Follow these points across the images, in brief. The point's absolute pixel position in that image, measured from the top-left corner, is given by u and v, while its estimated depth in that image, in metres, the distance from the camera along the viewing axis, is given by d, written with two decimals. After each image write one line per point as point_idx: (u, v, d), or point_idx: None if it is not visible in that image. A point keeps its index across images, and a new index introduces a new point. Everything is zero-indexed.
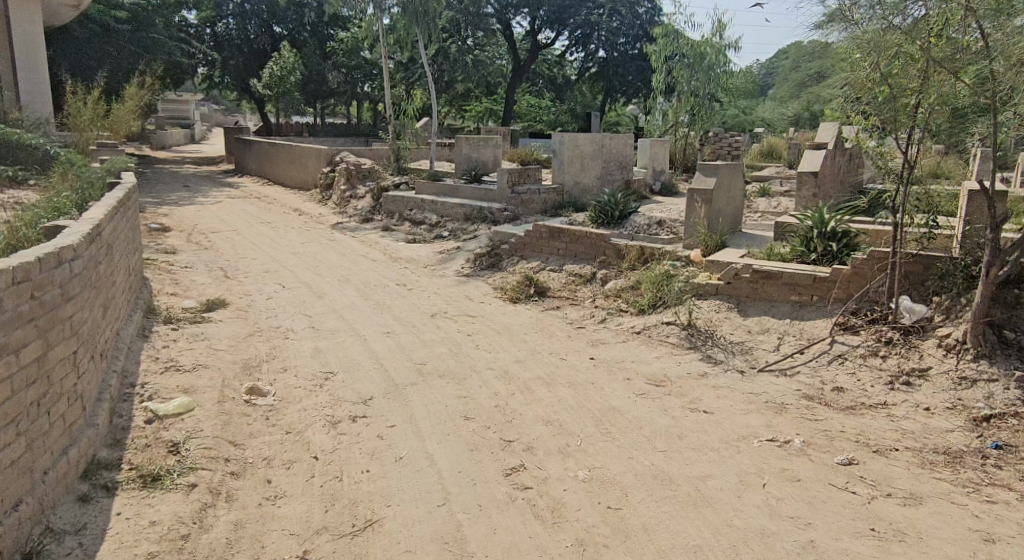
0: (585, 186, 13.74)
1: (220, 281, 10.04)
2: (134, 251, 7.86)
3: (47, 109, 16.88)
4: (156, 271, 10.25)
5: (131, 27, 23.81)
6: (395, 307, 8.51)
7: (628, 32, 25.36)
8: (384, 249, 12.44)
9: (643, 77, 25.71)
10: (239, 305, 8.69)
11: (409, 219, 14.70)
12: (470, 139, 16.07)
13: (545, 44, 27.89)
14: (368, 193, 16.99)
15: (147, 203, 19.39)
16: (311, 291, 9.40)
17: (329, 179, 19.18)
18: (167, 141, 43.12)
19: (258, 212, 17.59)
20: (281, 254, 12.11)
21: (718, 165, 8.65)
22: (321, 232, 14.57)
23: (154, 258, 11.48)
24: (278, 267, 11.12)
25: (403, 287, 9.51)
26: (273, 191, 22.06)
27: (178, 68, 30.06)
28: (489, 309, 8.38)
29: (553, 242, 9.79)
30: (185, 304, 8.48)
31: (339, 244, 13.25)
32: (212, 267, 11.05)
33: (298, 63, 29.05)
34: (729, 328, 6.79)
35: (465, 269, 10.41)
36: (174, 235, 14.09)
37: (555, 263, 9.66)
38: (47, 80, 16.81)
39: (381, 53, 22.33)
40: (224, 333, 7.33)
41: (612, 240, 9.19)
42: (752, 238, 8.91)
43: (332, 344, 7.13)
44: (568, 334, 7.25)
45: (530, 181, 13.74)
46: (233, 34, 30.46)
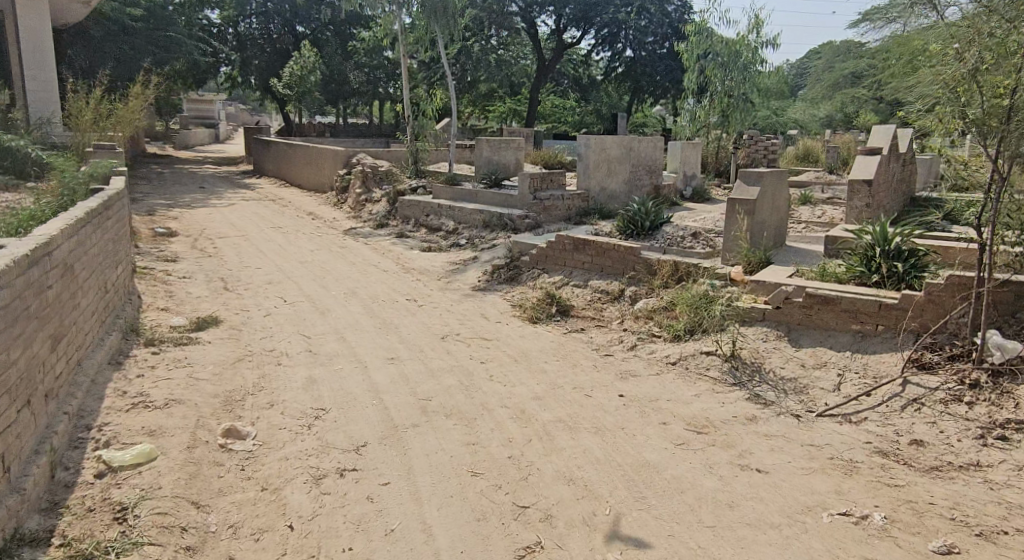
0: (611, 192, 12.88)
1: (217, 294, 9.35)
2: (116, 264, 7.18)
3: (52, 108, 16.32)
4: (151, 283, 9.60)
5: (148, 26, 23.37)
6: (401, 327, 7.72)
7: (656, 31, 24.42)
8: (396, 259, 11.71)
9: (672, 77, 24.76)
10: (233, 323, 7.97)
11: (425, 225, 13.96)
12: (490, 141, 15.32)
13: (571, 43, 27.04)
14: (383, 196, 16.28)
15: (158, 205, 18.90)
16: (314, 307, 8.66)
17: (346, 182, 18.50)
18: (189, 141, 42.92)
19: (270, 216, 16.96)
20: (287, 263, 11.41)
21: (762, 172, 7.78)
22: (333, 238, 13.89)
23: (153, 266, 10.86)
24: (282, 277, 10.41)
25: (412, 303, 8.73)
26: (289, 193, 21.49)
27: (198, 67, 29.67)
28: (506, 330, 7.56)
29: (577, 255, 8.95)
30: (174, 321, 7.78)
31: (349, 252, 12.55)
32: (212, 277, 10.38)
33: (318, 63, 28.51)
34: (779, 361, 5.89)
35: (481, 282, 9.60)
36: (179, 241, 13.49)
37: (579, 278, 8.83)
38: (55, 79, 16.31)
39: (401, 52, 21.62)
40: (209, 359, 6.60)
41: (642, 254, 8.34)
42: (799, 253, 8.00)
43: (327, 372, 6.36)
44: (594, 364, 6.41)
45: (554, 186, 12.90)
46: (256, 33, 30.21)
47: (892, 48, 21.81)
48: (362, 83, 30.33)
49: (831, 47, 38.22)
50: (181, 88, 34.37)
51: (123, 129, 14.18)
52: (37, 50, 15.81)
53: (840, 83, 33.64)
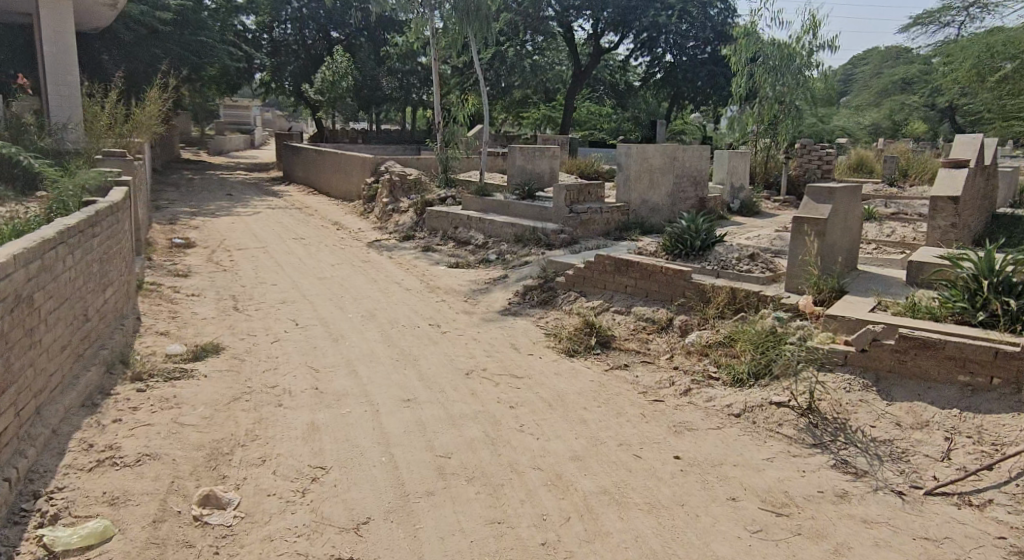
0: (653, 205, 11.95)
1: (225, 314, 8.61)
2: (104, 288, 6.44)
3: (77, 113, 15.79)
4: (156, 301, 8.92)
5: (177, 30, 23.02)
6: (421, 361, 6.86)
7: (699, 34, 23.40)
8: (421, 276, 10.88)
9: (714, 83, 23.69)
10: (236, 351, 7.19)
11: (453, 238, 13.14)
12: (524, 149, 14.57)
13: (608, 48, 26.11)
14: (410, 206, 15.48)
15: (182, 214, 18.40)
16: (327, 333, 7.85)
17: (373, 191, 17.76)
18: (225, 147, 42.83)
19: (293, 226, 16.28)
20: (304, 280, 10.65)
21: (834, 188, 6.72)
22: (357, 251, 13.15)
23: (163, 282, 10.19)
24: (296, 296, 9.63)
25: (435, 330, 7.86)
26: (316, 201, 20.87)
27: (231, 73, 29.37)
28: (538, 366, 6.64)
29: (620, 277, 8.02)
30: (170, 349, 7.04)
31: (372, 266, 11.78)
32: (223, 295, 9.67)
33: (351, 68, 27.99)
34: (869, 416, 4.88)
35: (511, 305, 8.71)
36: (197, 253, 12.86)
37: (620, 304, 7.88)
38: (78, 82, 15.75)
39: (433, 56, 20.89)
40: (201, 396, 5.82)
41: (694, 278, 7.37)
42: (877, 279, 6.94)
43: (333, 417, 5.52)
44: (641, 413, 5.47)
45: (592, 199, 11.87)
46: (290, 38, 29.93)
47: (953, 52, 20.47)
48: (395, 88, 29.21)
49: (879, 52, 36.71)
50: (213, 93, 34.15)
51: (140, 134, 13.63)
52: (60, 56, 15.33)
53: (890, 89, 32.12)
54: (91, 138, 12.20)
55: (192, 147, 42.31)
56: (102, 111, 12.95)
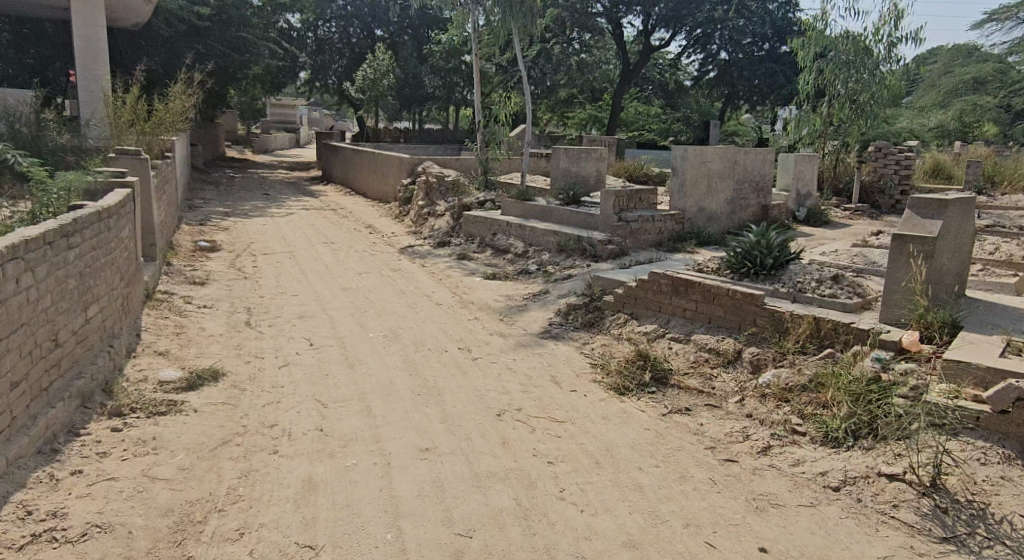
0: (710, 212, 10.81)
1: (234, 332, 7.77)
2: (85, 307, 5.62)
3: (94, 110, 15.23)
4: (163, 314, 8.16)
5: (218, 26, 22.57)
6: (445, 396, 5.91)
7: (757, 30, 21.89)
8: (453, 288, 9.95)
9: (773, 82, 22.18)
10: (237, 377, 6.33)
11: (491, 246, 12.18)
12: (569, 150, 13.68)
13: (659, 46, 24.91)
14: (447, 210, 14.57)
15: (214, 214, 17.82)
16: (342, 357, 6.94)
17: (410, 193, 16.89)
18: (270, 145, 42.48)
19: (325, 229, 15.52)
20: (327, 290, 9.81)
21: (946, 200, 5.54)
22: (388, 257, 12.30)
23: (176, 290, 9.45)
24: (316, 310, 8.79)
25: (465, 357, 6.90)
26: (352, 202, 20.16)
27: (273, 71, 28.94)
28: (581, 407, 5.62)
29: (678, 299, 6.94)
30: (164, 376, 6.22)
31: (403, 275, 10.89)
32: (237, 308, 8.88)
33: (393, 65, 27.31)
34: (1018, 502, 3.75)
35: (552, 327, 7.69)
36: (220, 258, 12.17)
37: (678, 331, 6.79)
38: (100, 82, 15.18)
39: (475, 53, 19.90)
40: (185, 439, 4.97)
41: (767, 304, 6.23)
42: (995, 312, 5.70)
43: (334, 470, 4.59)
44: (712, 476, 4.41)
45: (643, 206, 10.78)
46: (334, 36, 29.33)
47: None
48: (438, 87, 28.47)
49: (948, 50, 34.68)
50: (256, 92, 33.87)
51: (166, 132, 12.98)
52: (91, 51, 14.83)
53: (960, 90, 30.16)
54: (113, 137, 11.58)
55: (237, 145, 42.26)
56: (126, 107, 12.33)
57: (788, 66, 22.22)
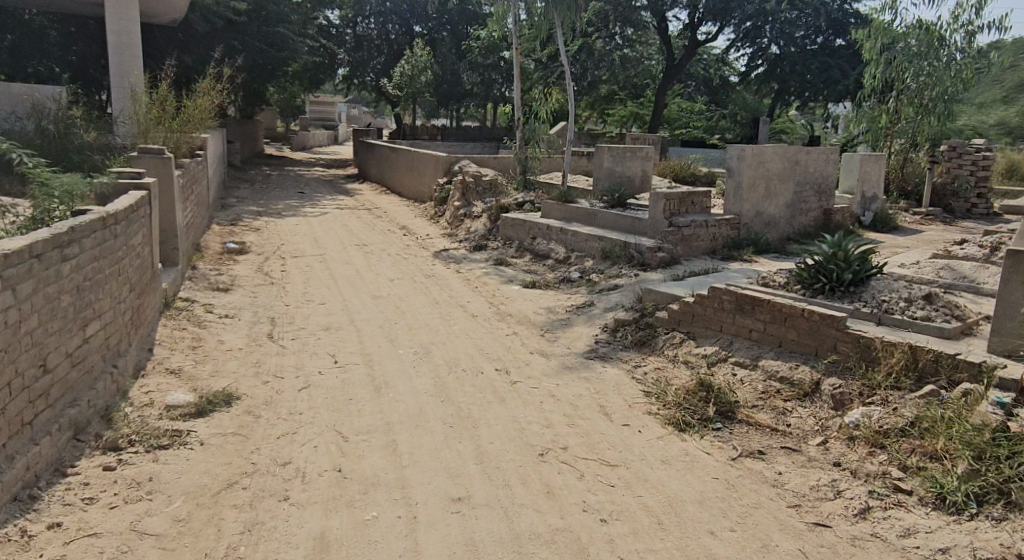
0: (769, 217, 9.92)
1: (254, 347, 7.22)
2: (83, 325, 5.07)
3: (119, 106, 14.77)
4: (180, 325, 7.64)
5: (255, 22, 22.27)
6: (480, 429, 5.24)
7: (810, 22, 20.76)
8: (490, 298, 9.28)
9: (828, 78, 20.82)
10: (251, 401, 5.75)
11: (530, 250, 11.49)
12: (613, 149, 13.05)
13: (705, 41, 23.93)
14: (484, 212, 13.90)
15: (246, 213, 17.43)
16: (367, 379, 6.31)
17: (445, 193, 16.24)
18: (309, 142, 42.16)
19: (358, 230, 14.97)
20: (356, 298, 9.22)
21: None
22: (422, 262, 11.69)
23: (198, 297, 8.96)
24: (342, 321, 8.19)
25: (502, 381, 6.22)
26: (388, 201, 19.61)
27: (311, 68, 28.59)
28: (637, 447, 4.88)
29: (742, 318, 6.14)
30: (171, 399, 5.66)
31: (437, 282, 10.25)
32: (261, 317, 8.34)
33: (431, 61, 26.76)
34: None
35: (599, 348, 6.97)
36: (248, 261, 11.67)
37: (742, 355, 6.00)
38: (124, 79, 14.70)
39: (516, 49, 19.01)
40: (185, 480, 4.38)
41: (850, 328, 5.39)
42: None
43: (351, 526, 3.95)
44: (800, 546, 3.68)
45: (695, 210, 9.93)
46: (373, 32, 28.98)
47: None
48: (476, 83, 27.54)
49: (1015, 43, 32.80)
50: (294, 89, 33.65)
51: (194, 130, 12.55)
52: (122, 47, 14.43)
53: None
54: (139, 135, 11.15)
55: (276, 143, 42.21)
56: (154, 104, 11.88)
57: (843, 60, 20.84)
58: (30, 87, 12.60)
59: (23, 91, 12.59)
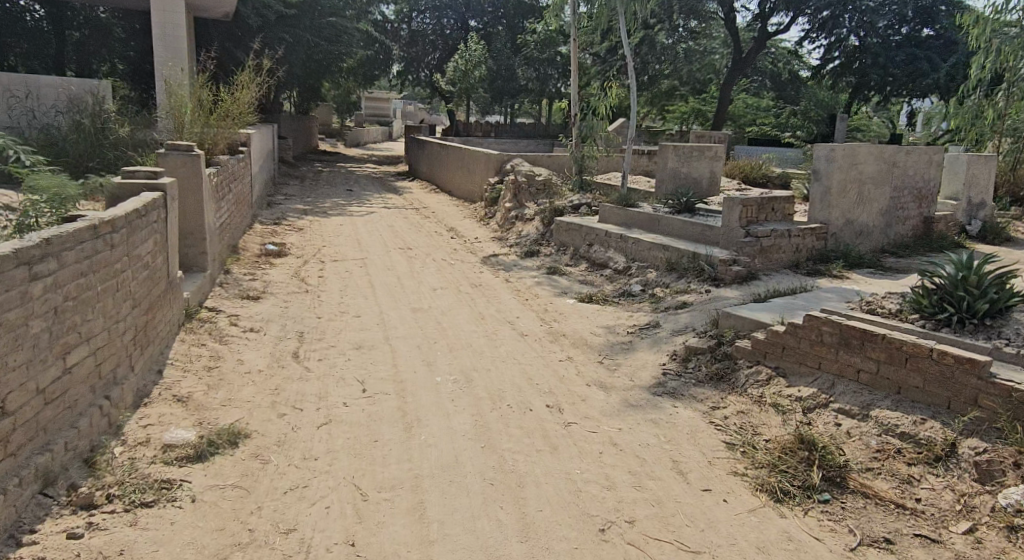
0: (861, 227, 8.77)
1: (276, 369, 6.44)
2: (64, 354, 4.32)
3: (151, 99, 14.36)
4: (198, 341, 6.93)
5: (309, 16, 21.78)
6: (527, 489, 4.29)
7: (894, 10, 19.32)
8: (542, 314, 8.38)
9: (914, 71, 19.26)
10: (262, 440, 4.95)
11: (587, 259, 10.56)
12: (679, 148, 12.00)
13: (775, 32, 22.55)
14: (537, 214, 12.98)
15: (291, 212, 16.87)
16: (396, 414, 5.44)
17: (496, 193, 15.33)
18: (362, 138, 41.73)
19: (404, 231, 14.22)
20: (394, 311, 8.41)
21: None
22: (470, 268, 10.87)
23: (225, 306, 8.28)
24: (377, 339, 7.37)
25: (554, 422, 5.27)
26: (437, 201, 18.85)
27: (365, 63, 28.06)
28: (721, 524, 3.91)
29: (848, 355, 5.05)
30: (170, 436, 4.88)
31: (484, 292, 9.39)
32: (289, 332, 7.60)
33: (486, 56, 25.90)
34: None
35: (669, 383, 5.98)
36: (285, 264, 11.02)
37: (848, 400, 4.93)
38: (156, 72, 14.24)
39: (575, 42, 18.01)
40: (163, 554, 3.61)
41: (995, 377, 4.28)
42: None
43: None
44: None
45: (775, 217, 8.80)
46: (428, 28, 28.28)
47: None
48: (531, 79, 26.57)
49: None
50: (347, 85, 33.22)
51: (234, 126, 11.96)
52: (166, 41, 13.97)
53: None
54: (176, 131, 10.55)
55: (330, 138, 42.01)
56: (191, 98, 11.33)
57: (933, 52, 19.13)
58: (68, 82, 12.35)
59: (62, 85, 12.36)
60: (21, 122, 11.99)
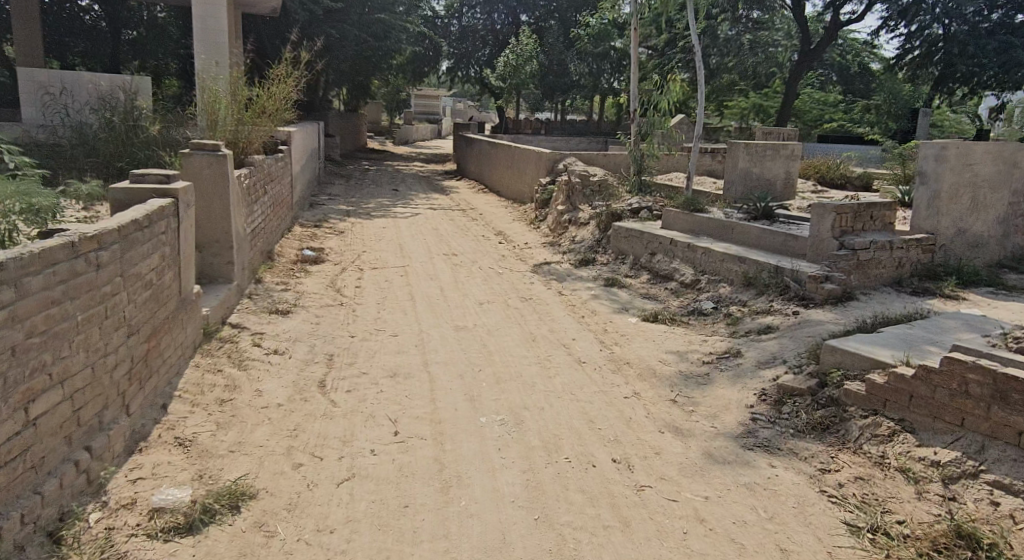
0: (976, 237, 7.63)
1: (299, 402, 5.62)
2: (27, 404, 3.52)
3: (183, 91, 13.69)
4: (214, 365, 6.16)
5: (357, 10, 21.12)
6: None
7: None
8: (601, 334, 7.41)
9: (1006, 61, 17.58)
10: (269, 503, 4.13)
11: (649, 269, 9.53)
12: (752, 147, 10.87)
13: (848, 22, 21.09)
14: (593, 217, 11.95)
15: (334, 213, 16.17)
16: (432, 468, 4.57)
17: (547, 194, 14.32)
18: (410, 136, 41.07)
19: (450, 235, 13.37)
20: (434, 329, 7.55)
21: None
22: (519, 278, 9.95)
23: (250, 322, 7.52)
24: (414, 365, 6.49)
25: (623, 486, 4.32)
26: (485, 202, 17.96)
27: (413, 59, 27.38)
28: None
29: (1005, 413, 4.01)
30: (159, 496, 4.07)
31: (534, 307, 8.46)
32: (318, 353, 6.80)
33: (538, 50, 24.90)
34: None
35: (761, 431, 4.95)
36: (322, 272, 10.27)
37: (1007, 472, 3.90)
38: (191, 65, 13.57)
39: (635, 35, 16.92)
40: None
41: None
42: None
43: None
44: None
45: (873, 226, 7.66)
46: (479, 23, 27.43)
47: None
48: (584, 74, 25.59)
49: None
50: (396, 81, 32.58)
51: (269, 124, 11.25)
52: (205, 37, 13.23)
53: None
54: (210, 130, 9.87)
55: (379, 136, 41.57)
56: (226, 93, 10.65)
57: None
58: (97, 76, 11.80)
59: (94, 81, 11.81)
60: (55, 120, 11.57)
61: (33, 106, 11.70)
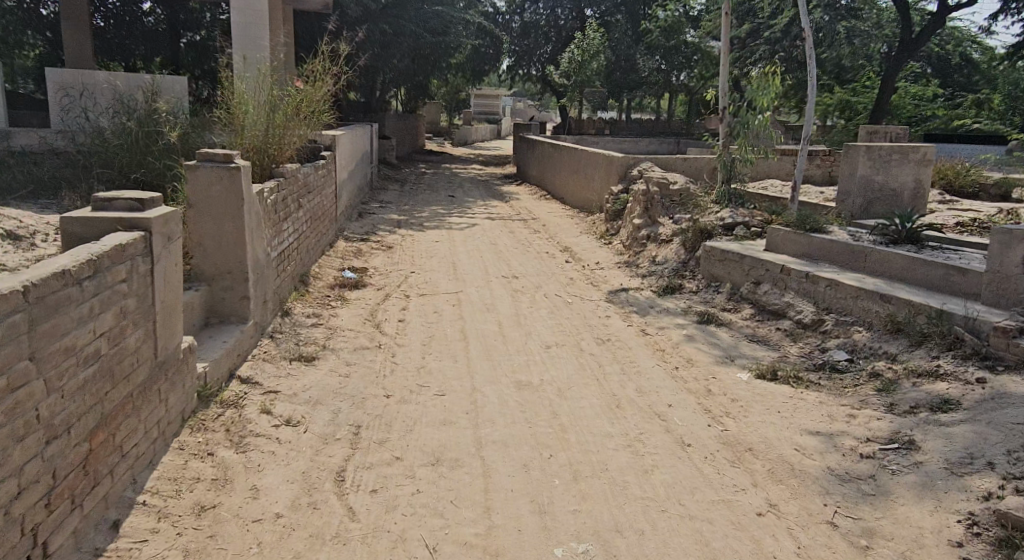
0: None
1: (304, 510, 4.11)
2: None
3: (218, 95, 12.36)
4: (203, 445, 4.70)
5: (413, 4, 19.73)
6: None
7: None
8: (706, 399, 5.70)
9: None
10: None
11: (754, 301, 7.75)
12: (876, 150, 9.01)
13: (959, 6, 18.69)
14: (677, 234, 10.19)
15: (384, 223, 14.79)
16: None
17: (620, 205, 12.63)
18: (469, 137, 39.70)
19: (509, 251, 11.82)
20: (491, 386, 5.97)
21: None
22: (594, 309, 8.29)
23: (265, 373, 6.09)
24: (464, 446, 4.91)
25: None
26: (548, 210, 16.36)
27: (473, 57, 25.89)
28: None
29: None
30: None
31: (614, 353, 6.78)
32: (341, 423, 5.29)
33: (605, 45, 23.12)
34: None
35: None
36: (363, 299, 8.83)
37: None
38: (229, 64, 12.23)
39: (722, 24, 15.08)
40: None
41: None
42: None
43: None
44: None
45: None
46: (542, 18, 25.79)
47: None
48: (654, 70, 23.75)
49: None
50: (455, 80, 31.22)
51: (304, 127, 9.85)
52: (247, 35, 11.95)
53: None
54: (238, 136, 8.52)
55: (437, 137, 40.38)
56: (258, 93, 9.31)
57: None
58: (116, 76, 10.61)
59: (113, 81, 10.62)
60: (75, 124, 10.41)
61: (54, 111, 10.60)
